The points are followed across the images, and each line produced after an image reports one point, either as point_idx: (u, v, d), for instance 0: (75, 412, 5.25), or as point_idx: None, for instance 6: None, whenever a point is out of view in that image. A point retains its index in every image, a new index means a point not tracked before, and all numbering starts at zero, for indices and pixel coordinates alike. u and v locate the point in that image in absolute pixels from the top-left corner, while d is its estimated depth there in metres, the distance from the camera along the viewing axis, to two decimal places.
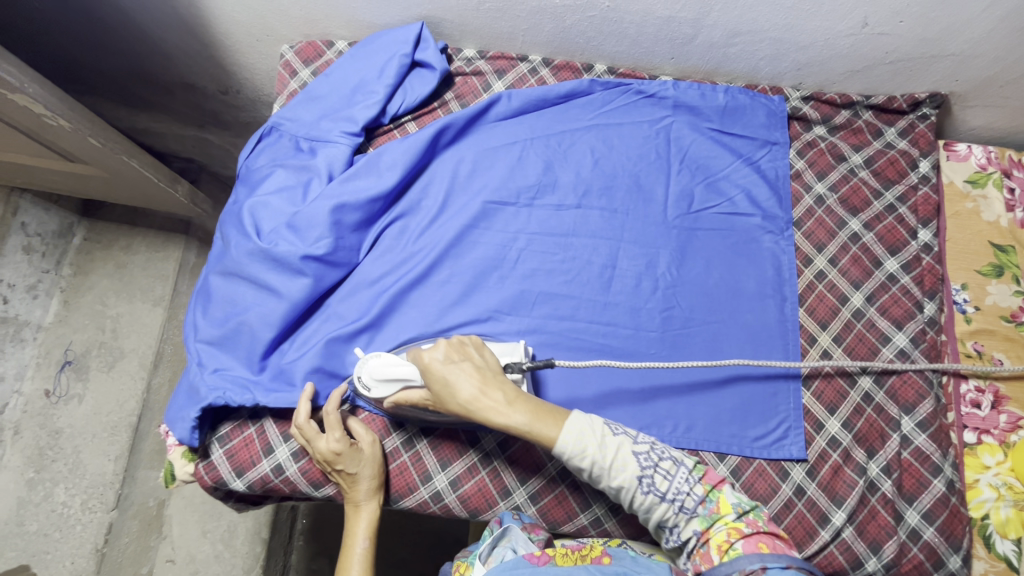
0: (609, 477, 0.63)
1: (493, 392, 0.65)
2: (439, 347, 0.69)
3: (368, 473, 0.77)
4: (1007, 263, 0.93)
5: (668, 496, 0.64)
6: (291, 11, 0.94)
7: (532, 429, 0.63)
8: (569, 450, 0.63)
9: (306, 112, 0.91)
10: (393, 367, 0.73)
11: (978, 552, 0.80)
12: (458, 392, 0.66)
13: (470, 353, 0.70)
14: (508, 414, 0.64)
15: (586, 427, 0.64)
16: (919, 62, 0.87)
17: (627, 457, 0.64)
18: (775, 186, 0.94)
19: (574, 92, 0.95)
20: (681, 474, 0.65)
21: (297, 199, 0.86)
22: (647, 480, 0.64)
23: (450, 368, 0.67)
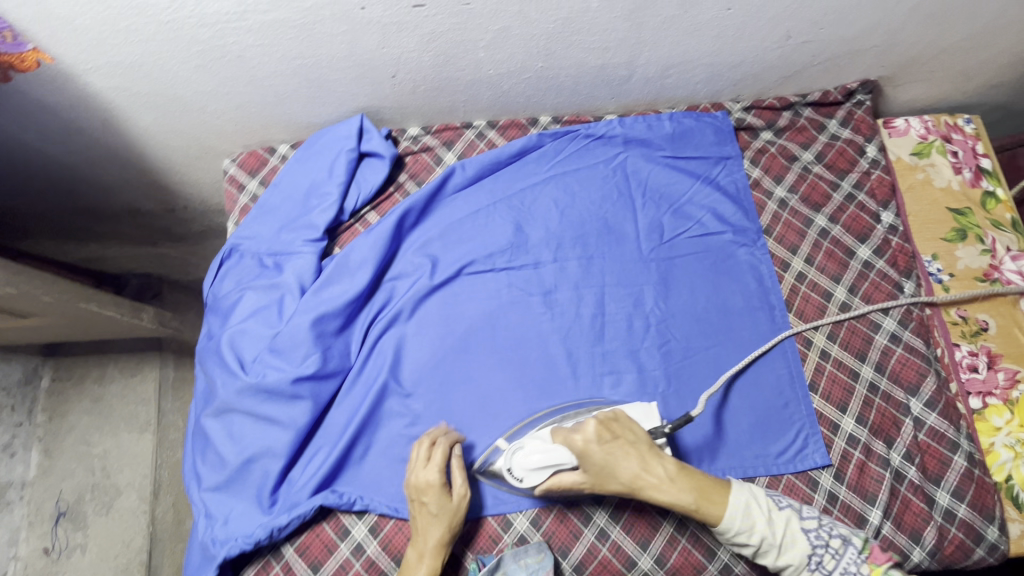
0: (778, 554, 0.68)
1: (655, 468, 0.70)
2: (590, 429, 0.72)
3: (444, 521, 0.73)
4: (968, 225, 0.96)
5: (837, 574, 0.67)
6: (227, 128, 0.91)
7: (700, 507, 0.68)
8: (737, 528, 0.68)
9: (263, 227, 0.89)
10: (546, 452, 0.72)
11: (1011, 515, 0.82)
12: (622, 471, 0.70)
13: (620, 430, 0.72)
14: (676, 496, 0.69)
15: (750, 501, 0.69)
16: (846, 57, 0.90)
17: (796, 534, 0.68)
18: (738, 199, 0.95)
19: (526, 148, 0.95)
20: (848, 550, 0.67)
21: (274, 319, 0.84)
22: (816, 558, 0.67)
23: (609, 454, 0.70)
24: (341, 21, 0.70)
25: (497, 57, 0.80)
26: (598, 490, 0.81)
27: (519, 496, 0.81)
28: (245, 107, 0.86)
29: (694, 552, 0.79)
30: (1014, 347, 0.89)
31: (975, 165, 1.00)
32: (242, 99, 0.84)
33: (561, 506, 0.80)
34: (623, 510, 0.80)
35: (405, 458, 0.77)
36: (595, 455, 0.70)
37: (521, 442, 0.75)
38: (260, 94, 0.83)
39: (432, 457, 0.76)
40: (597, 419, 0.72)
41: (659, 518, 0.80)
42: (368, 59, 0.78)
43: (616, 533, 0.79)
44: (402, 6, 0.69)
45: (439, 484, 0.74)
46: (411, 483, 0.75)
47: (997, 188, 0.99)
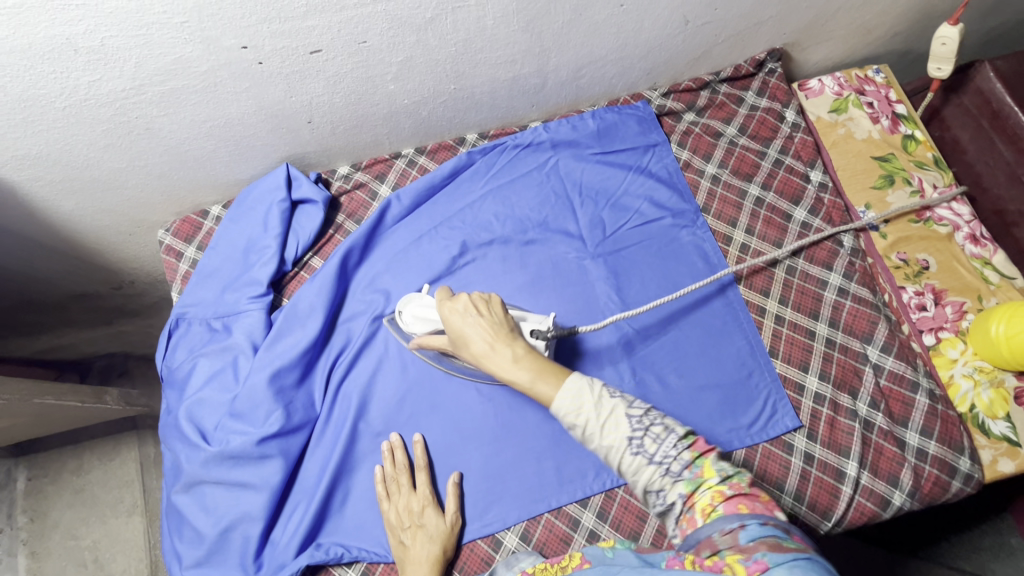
0: (599, 436, 0.58)
1: (503, 348, 0.67)
2: (460, 298, 0.72)
3: (439, 539, 0.76)
4: (894, 170, 0.99)
5: (657, 458, 0.56)
6: (154, 199, 0.90)
7: (533, 386, 0.63)
8: (565, 409, 0.60)
9: (207, 291, 0.88)
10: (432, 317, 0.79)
11: (980, 442, 0.85)
12: (470, 338, 0.69)
13: (489, 309, 0.71)
14: (512, 373, 0.65)
15: (583, 387, 0.61)
16: (747, 32, 0.93)
17: (619, 418, 0.58)
18: (672, 183, 0.97)
19: (457, 168, 0.95)
20: (671, 437, 0.57)
21: (230, 382, 0.83)
22: (636, 440, 0.57)
23: (470, 321, 0.69)
24: (242, 79, 0.70)
25: (407, 87, 0.81)
26: (581, 493, 0.81)
27: (506, 513, 0.81)
28: (168, 176, 0.86)
29: None
30: (955, 280, 0.92)
31: (891, 112, 1.03)
32: (162, 169, 0.83)
33: (548, 514, 0.81)
34: (609, 509, 0.81)
35: (389, 479, 0.80)
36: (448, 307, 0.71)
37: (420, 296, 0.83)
38: (179, 161, 0.83)
39: (421, 477, 0.80)
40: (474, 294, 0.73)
41: (647, 511, 0.80)
42: (279, 110, 0.78)
43: (606, 533, 0.80)
44: (299, 55, 0.69)
45: (430, 498, 0.79)
46: (397, 505, 0.78)
47: (916, 131, 1.03)
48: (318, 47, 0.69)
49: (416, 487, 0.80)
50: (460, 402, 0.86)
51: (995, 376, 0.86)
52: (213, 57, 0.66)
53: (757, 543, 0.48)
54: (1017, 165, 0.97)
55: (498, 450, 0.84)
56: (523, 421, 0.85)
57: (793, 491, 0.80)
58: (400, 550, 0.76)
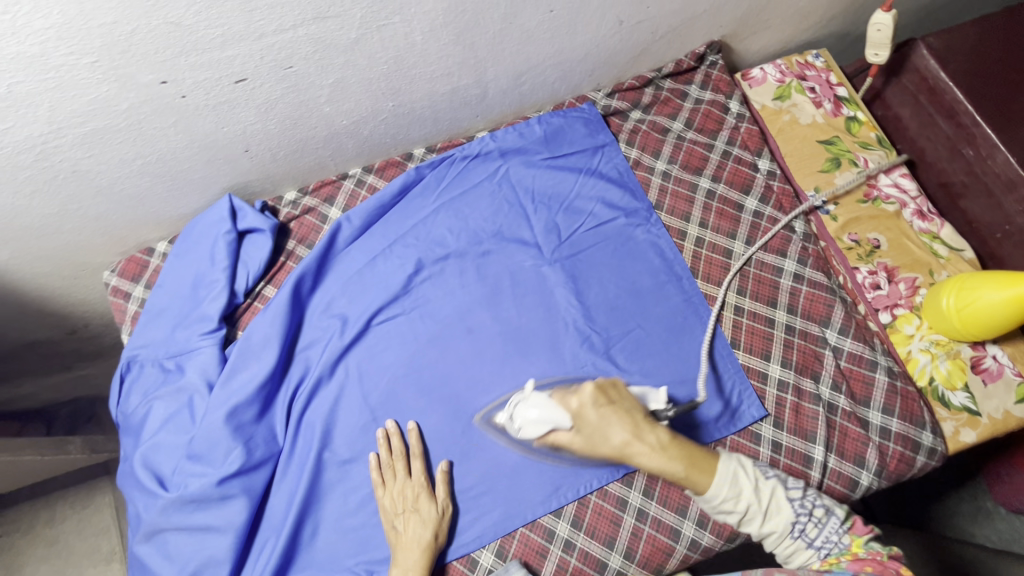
0: (761, 522, 0.68)
1: (647, 436, 0.68)
2: (586, 391, 0.70)
3: (432, 525, 0.76)
4: (840, 152, 1.00)
5: (816, 543, 0.68)
6: (95, 240, 0.88)
7: (688, 477, 0.67)
8: (722, 497, 0.67)
9: (156, 331, 0.86)
10: (547, 411, 0.72)
11: (941, 415, 0.86)
12: (610, 437, 0.68)
13: (615, 395, 0.71)
14: (667, 466, 0.67)
15: (737, 472, 0.69)
16: (682, 27, 0.94)
17: (781, 502, 0.69)
18: (623, 183, 0.97)
19: (407, 185, 0.94)
20: (832, 521, 0.68)
21: (187, 423, 0.80)
22: (799, 526, 0.68)
23: (605, 418, 0.69)
24: (167, 114, 0.69)
25: (344, 108, 0.80)
26: (554, 504, 0.80)
27: (479, 532, 0.80)
28: (105, 216, 0.83)
29: (661, 537, 0.79)
30: (906, 256, 0.94)
31: (833, 95, 1.05)
32: (98, 210, 0.81)
33: (522, 528, 0.80)
34: (583, 516, 0.80)
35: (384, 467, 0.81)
36: (576, 403, 0.70)
37: (526, 394, 0.76)
38: (114, 201, 0.80)
39: (417, 465, 0.80)
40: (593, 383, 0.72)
41: (620, 513, 0.80)
42: (212, 142, 0.76)
43: (581, 540, 0.79)
44: (224, 85, 0.67)
45: (423, 482, 0.79)
46: (388, 494, 0.79)
47: (858, 112, 1.04)
48: (242, 76, 0.67)
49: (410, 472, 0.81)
50: (426, 422, 0.85)
51: (952, 348, 0.87)
52: (132, 94, 0.64)
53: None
54: (956, 138, 0.98)
55: (468, 468, 0.83)
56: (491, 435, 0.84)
57: None
58: (393, 535, 0.77)
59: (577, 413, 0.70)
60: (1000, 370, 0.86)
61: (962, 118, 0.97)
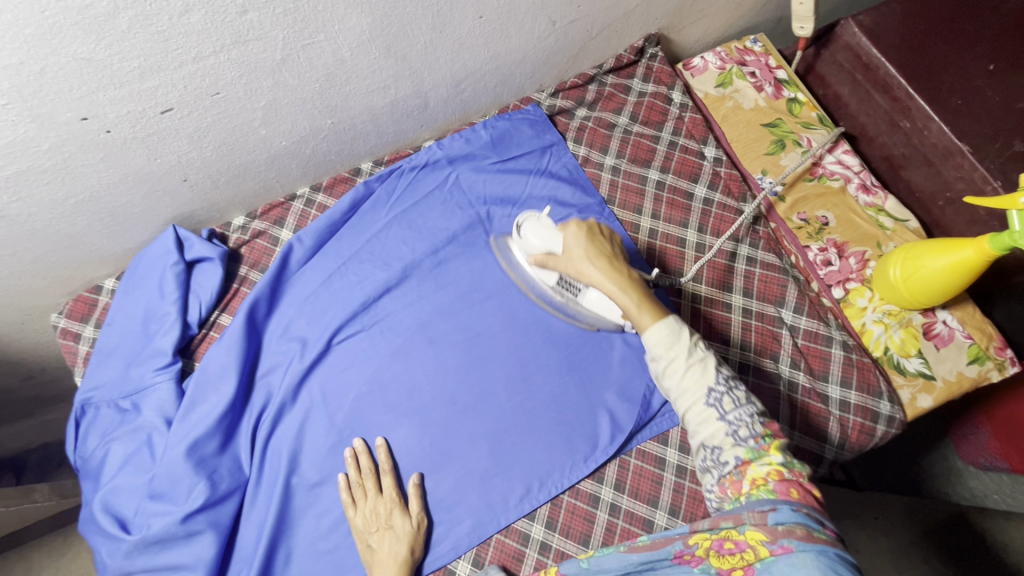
0: (679, 375, 0.59)
1: (620, 268, 0.64)
2: (580, 224, 0.67)
3: (407, 539, 0.76)
4: (783, 134, 1.02)
5: (727, 416, 0.58)
6: (38, 284, 0.85)
7: (636, 312, 0.61)
8: (654, 342, 0.59)
9: (109, 371, 0.84)
10: (551, 232, 0.71)
11: (898, 382, 0.88)
12: (580, 258, 0.65)
13: (604, 238, 0.67)
14: (620, 295, 0.62)
15: (677, 333, 0.59)
16: (617, 23, 0.94)
17: (700, 367, 0.59)
18: (574, 180, 0.97)
19: (357, 200, 0.93)
20: (751, 408, 0.58)
21: (147, 462, 0.79)
22: (714, 393, 0.58)
23: (592, 248, 0.65)
24: (94, 150, 0.67)
25: (281, 129, 0.79)
26: (527, 507, 0.81)
27: (455, 542, 0.79)
28: (44, 259, 0.81)
29: (635, 530, 0.79)
30: (854, 231, 0.96)
31: (773, 79, 1.06)
32: (36, 253, 0.79)
33: (497, 535, 0.80)
34: (557, 517, 0.80)
35: (354, 486, 0.80)
36: (572, 230, 0.67)
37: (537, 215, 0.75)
38: (51, 242, 0.78)
39: (387, 481, 0.80)
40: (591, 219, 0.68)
41: (593, 509, 0.81)
42: (147, 174, 0.74)
43: (557, 542, 0.79)
44: (149, 117, 0.66)
45: (395, 497, 0.79)
46: (359, 513, 0.78)
47: (798, 93, 1.06)
48: (168, 106, 0.66)
49: (381, 489, 0.80)
50: (394, 437, 0.84)
51: (903, 317, 0.90)
52: (53, 133, 0.63)
53: (790, 527, 0.51)
54: (893, 112, 1.01)
55: (439, 479, 0.82)
56: (461, 444, 0.84)
57: None
58: (368, 553, 0.76)
59: (568, 241, 0.67)
60: (951, 334, 0.88)
61: (897, 92, 0.99)
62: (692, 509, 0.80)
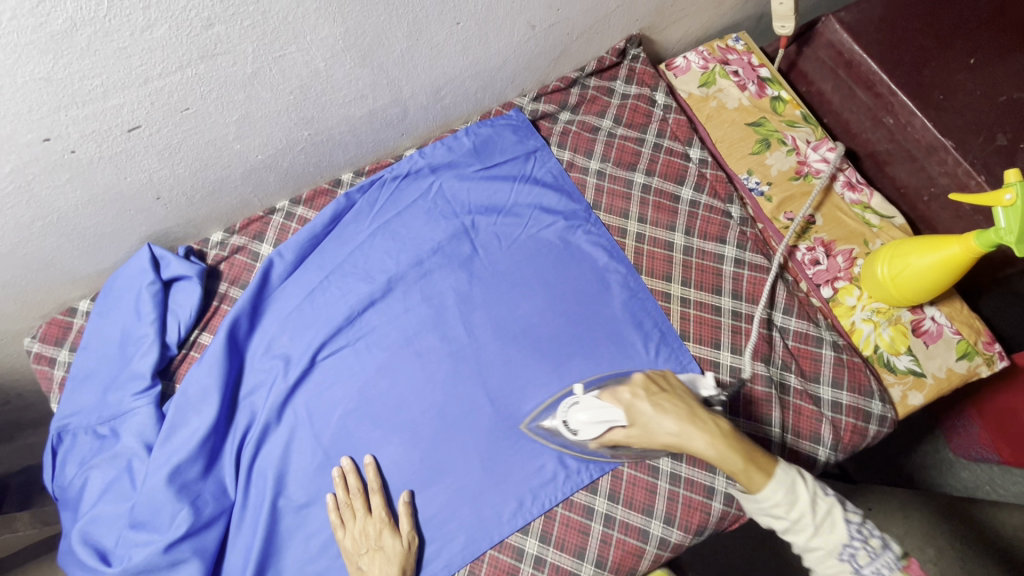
0: (809, 533, 0.61)
1: (705, 421, 0.67)
2: (635, 382, 0.72)
3: (398, 560, 0.75)
4: (768, 133, 1.01)
5: (864, 568, 0.60)
6: (8, 308, 0.82)
7: (749, 472, 0.63)
8: (773, 502, 0.63)
9: (85, 396, 0.81)
10: (601, 407, 0.72)
11: (889, 381, 0.88)
12: (661, 432, 0.68)
13: (666, 385, 0.72)
14: (723, 459, 0.64)
15: (795, 482, 0.63)
16: (598, 24, 0.93)
17: (835, 519, 0.62)
18: (559, 186, 0.96)
19: (338, 212, 0.91)
20: (889, 557, 0.60)
21: (128, 489, 0.76)
22: (851, 547, 0.61)
23: (659, 411, 0.68)
24: (59, 171, 0.65)
25: (256, 143, 0.76)
26: (521, 521, 0.79)
27: (448, 560, 0.78)
28: (13, 283, 0.78)
29: (630, 540, 0.78)
30: (841, 229, 0.95)
31: (756, 77, 1.05)
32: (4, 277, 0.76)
33: (491, 550, 0.79)
34: (551, 529, 0.79)
35: (343, 507, 0.78)
36: (628, 395, 0.71)
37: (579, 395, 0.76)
38: (19, 266, 0.75)
39: (376, 500, 0.78)
40: (642, 373, 0.73)
41: (587, 520, 0.79)
42: (118, 194, 0.72)
43: (551, 555, 0.78)
44: (116, 135, 0.64)
45: (385, 517, 0.77)
46: (348, 534, 0.77)
47: (781, 91, 1.05)
48: (135, 124, 0.64)
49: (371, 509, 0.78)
50: (382, 454, 0.83)
51: (892, 315, 0.89)
52: (14, 156, 0.60)
53: None
54: (876, 108, 1.02)
55: (430, 495, 0.81)
56: (451, 459, 0.83)
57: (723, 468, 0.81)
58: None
59: (634, 408, 0.70)
60: (940, 331, 0.88)
61: (879, 88, 1.00)
62: (687, 517, 0.79)
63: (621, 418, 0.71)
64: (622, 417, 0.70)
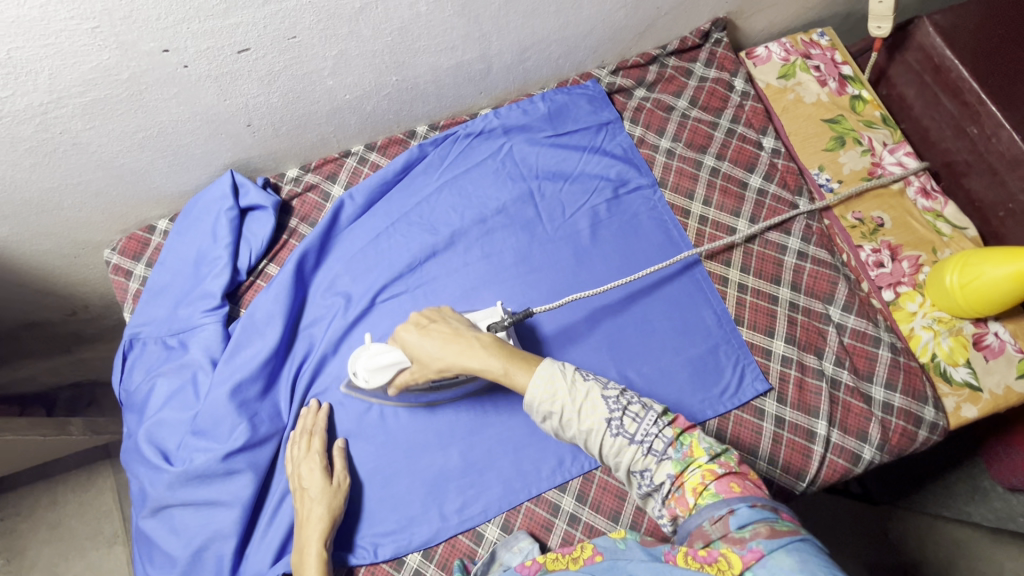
0: (577, 422, 0.60)
1: (465, 337, 0.67)
2: (408, 323, 0.72)
3: (323, 499, 0.75)
4: (844, 131, 1.00)
5: (637, 437, 0.59)
6: (94, 217, 0.86)
7: (508, 371, 0.64)
8: (539, 398, 0.61)
9: (159, 308, 0.85)
10: (383, 356, 0.73)
11: (944, 391, 0.87)
12: (428, 354, 0.69)
13: (439, 317, 0.71)
14: (484, 364, 0.65)
15: (555, 372, 0.62)
16: (688, 3, 0.93)
17: (597, 401, 0.60)
18: (629, 160, 0.97)
19: (410, 162, 0.93)
20: (652, 416, 0.60)
21: (191, 399, 0.80)
22: (615, 422, 0.59)
23: (424, 339, 0.69)
24: (169, 85, 0.68)
25: (347, 81, 0.78)
26: (559, 478, 0.81)
27: (486, 507, 0.80)
28: (105, 193, 0.82)
29: None
30: (910, 234, 0.94)
31: (838, 74, 1.04)
32: (99, 185, 0.80)
33: (527, 503, 0.81)
34: (588, 491, 0.81)
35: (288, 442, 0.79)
36: (400, 330, 0.72)
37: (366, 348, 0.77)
38: (114, 176, 0.79)
39: (315, 441, 0.79)
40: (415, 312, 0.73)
41: (626, 488, 0.81)
42: (214, 115, 0.75)
43: (586, 515, 0.80)
44: (226, 55, 0.67)
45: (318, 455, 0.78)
46: (292, 472, 0.78)
47: (863, 91, 1.03)
48: (245, 46, 0.66)
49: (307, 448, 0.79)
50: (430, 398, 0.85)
51: (954, 325, 0.88)
52: (133, 63, 0.63)
53: (754, 528, 0.52)
54: (961, 117, 0.99)
55: (473, 444, 0.83)
56: (498, 412, 0.84)
57: (765, 455, 0.82)
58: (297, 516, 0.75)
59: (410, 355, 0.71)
60: (1002, 347, 0.86)
61: (967, 97, 0.97)
62: None
63: (405, 360, 0.72)
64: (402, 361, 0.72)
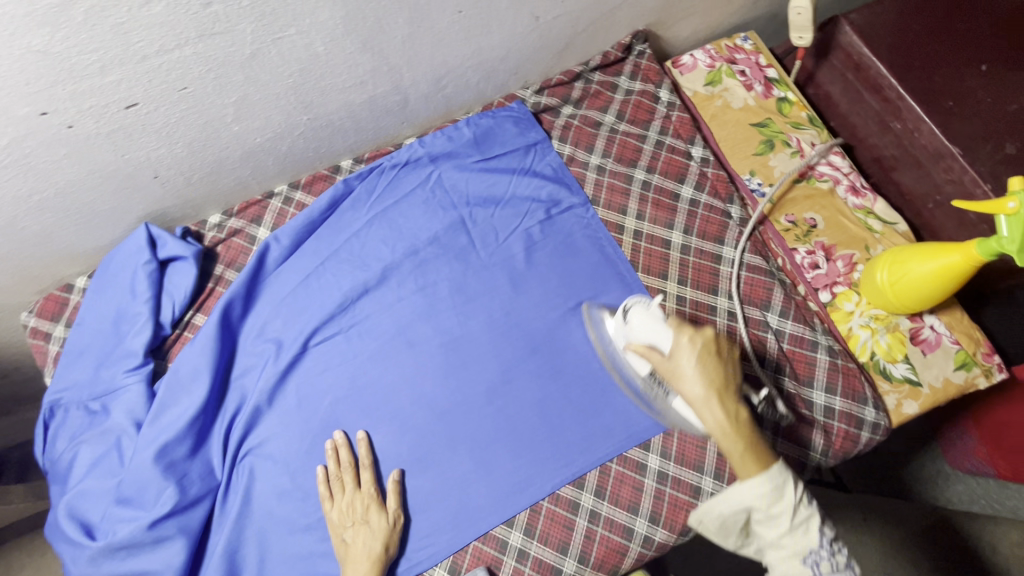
0: (775, 533, 0.61)
1: (728, 403, 0.63)
2: (694, 340, 0.66)
3: (380, 537, 0.75)
4: (773, 134, 1.00)
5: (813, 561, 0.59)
6: (4, 281, 0.83)
7: (740, 457, 0.62)
8: (755, 491, 0.60)
9: (79, 372, 0.82)
10: (657, 327, 0.70)
11: (884, 388, 0.87)
12: (686, 381, 0.65)
13: (721, 353, 0.66)
14: (721, 434, 0.62)
15: (781, 484, 0.60)
16: (603, 17, 0.93)
17: (810, 533, 0.60)
18: (560, 179, 0.96)
19: (336, 199, 0.91)
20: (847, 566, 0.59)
21: (115, 465, 0.77)
22: (814, 555, 0.59)
23: (699, 365, 0.65)
24: (56, 146, 0.65)
25: (254, 125, 0.76)
26: (506, 513, 0.79)
27: (433, 550, 0.78)
28: (10, 257, 0.79)
29: (614, 537, 0.78)
30: (843, 233, 0.94)
31: (763, 78, 1.04)
32: (2, 250, 0.77)
33: (474, 542, 0.79)
34: (535, 523, 0.79)
35: (331, 477, 0.79)
36: (684, 340, 0.66)
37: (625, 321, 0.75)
38: (17, 240, 0.76)
39: (366, 475, 0.79)
40: (714, 334, 0.67)
41: (572, 516, 0.79)
42: (115, 171, 0.72)
43: (534, 549, 0.78)
44: (113, 112, 0.64)
45: (371, 494, 0.78)
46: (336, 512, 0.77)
47: (788, 92, 1.04)
48: (132, 101, 0.64)
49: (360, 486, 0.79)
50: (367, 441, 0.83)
51: (891, 322, 0.88)
52: (11, 128, 0.61)
53: None
54: (883, 112, 1.00)
55: (416, 485, 0.81)
56: (441, 449, 0.82)
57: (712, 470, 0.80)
58: (342, 548, 0.75)
59: (680, 347, 0.66)
60: (938, 340, 0.87)
61: (887, 93, 0.97)
62: (673, 515, 0.79)
63: (666, 348, 0.68)
64: (666, 346, 0.68)
